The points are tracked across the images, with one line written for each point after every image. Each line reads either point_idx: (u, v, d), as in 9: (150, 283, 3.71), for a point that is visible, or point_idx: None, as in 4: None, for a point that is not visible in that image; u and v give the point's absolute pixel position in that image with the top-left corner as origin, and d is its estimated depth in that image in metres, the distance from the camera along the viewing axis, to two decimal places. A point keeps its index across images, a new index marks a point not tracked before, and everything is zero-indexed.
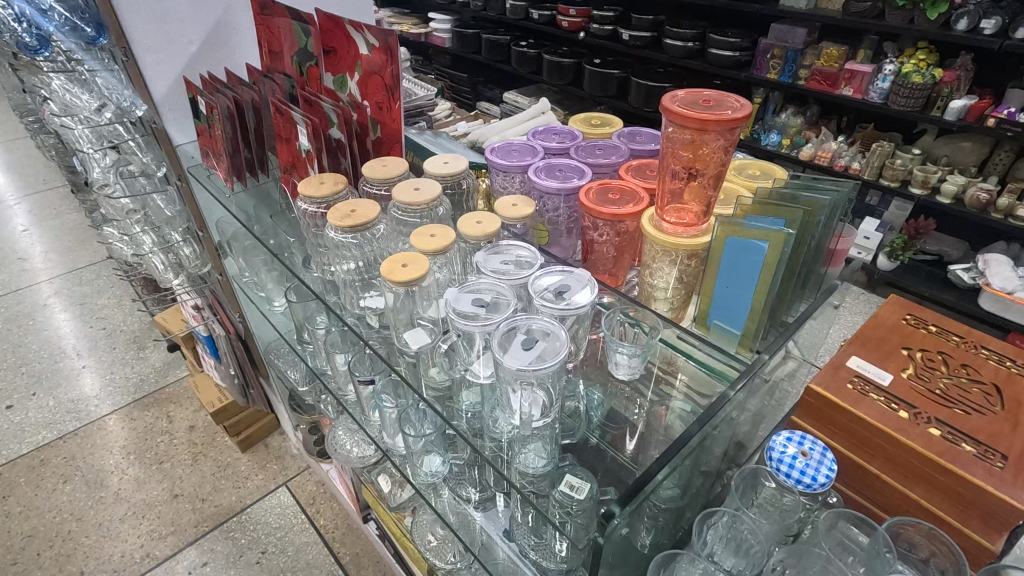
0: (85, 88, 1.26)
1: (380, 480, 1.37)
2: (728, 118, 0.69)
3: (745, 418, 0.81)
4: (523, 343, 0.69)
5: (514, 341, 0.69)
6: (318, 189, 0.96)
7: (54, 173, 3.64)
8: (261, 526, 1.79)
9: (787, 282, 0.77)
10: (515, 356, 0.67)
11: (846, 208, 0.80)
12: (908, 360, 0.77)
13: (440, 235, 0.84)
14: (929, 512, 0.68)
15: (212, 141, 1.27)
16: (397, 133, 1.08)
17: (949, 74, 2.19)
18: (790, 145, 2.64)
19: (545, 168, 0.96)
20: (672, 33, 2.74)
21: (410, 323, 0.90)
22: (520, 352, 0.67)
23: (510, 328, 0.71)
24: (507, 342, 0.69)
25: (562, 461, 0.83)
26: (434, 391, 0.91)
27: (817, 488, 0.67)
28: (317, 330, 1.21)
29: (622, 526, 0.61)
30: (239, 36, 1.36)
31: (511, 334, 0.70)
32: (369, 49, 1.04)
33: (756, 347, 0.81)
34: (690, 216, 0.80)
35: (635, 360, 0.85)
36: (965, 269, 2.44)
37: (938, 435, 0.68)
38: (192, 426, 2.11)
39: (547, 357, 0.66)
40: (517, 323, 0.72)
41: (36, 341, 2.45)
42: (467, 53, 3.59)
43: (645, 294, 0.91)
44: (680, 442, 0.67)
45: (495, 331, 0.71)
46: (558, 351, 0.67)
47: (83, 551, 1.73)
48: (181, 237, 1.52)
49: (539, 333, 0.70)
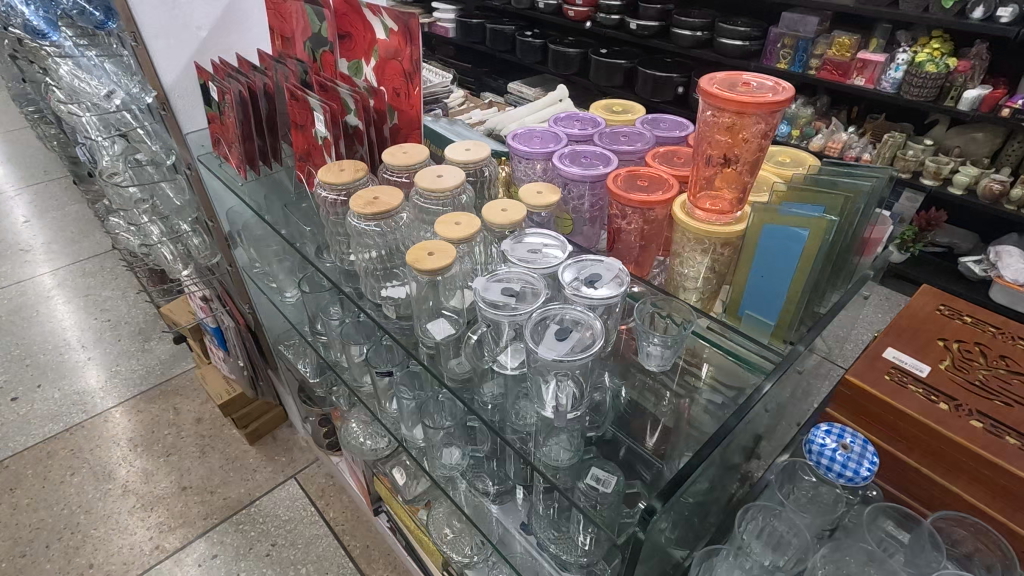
0: (92, 74, 1.21)
1: (394, 473, 1.35)
2: (770, 100, 0.67)
3: (773, 410, 0.80)
4: (558, 333, 0.67)
5: (548, 331, 0.67)
6: (339, 175, 0.93)
7: (54, 164, 3.60)
8: (270, 519, 1.78)
9: (822, 272, 0.75)
10: (549, 346, 0.65)
11: (883, 195, 0.79)
12: (945, 350, 0.75)
13: (464, 223, 0.82)
14: (973, 506, 0.67)
15: (223, 129, 1.25)
16: (416, 120, 1.05)
17: (963, 64, 2.16)
18: (799, 136, 2.60)
19: (569, 154, 0.94)
20: (681, 22, 2.67)
21: (433, 314, 0.88)
22: (554, 342, 0.66)
23: (541, 318, 0.69)
24: (540, 333, 0.67)
25: (586, 453, 0.82)
26: (455, 381, 0.88)
27: (859, 482, 0.65)
28: (330, 322, 1.19)
29: (659, 522, 0.60)
30: (250, 21, 1.35)
31: (543, 324, 0.68)
32: (387, 33, 1.02)
33: (790, 339, 0.79)
34: (723, 203, 0.78)
35: (667, 352, 0.84)
36: (976, 261, 2.42)
37: (980, 427, 0.66)
38: (199, 419, 2.09)
39: (580, 350, 0.64)
40: (550, 312, 0.70)
41: (40, 333, 2.43)
42: (471, 43, 3.53)
43: (673, 284, 0.89)
44: (717, 438, 0.66)
45: (527, 321, 0.69)
46: (593, 342, 0.66)
47: (92, 543, 1.72)
48: (190, 227, 1.50)
49: (572, 322, 0.68)
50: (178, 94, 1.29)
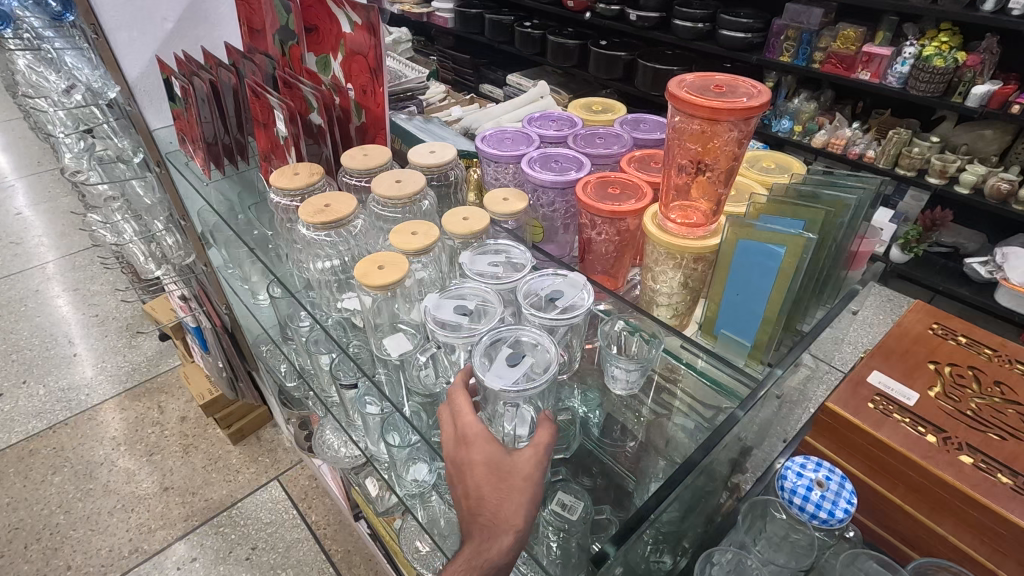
0: (52, 67, 1.17)
1: (368, 482, 1.30)
2: (743, 107, 0.61)
3: (752, 435, 0.74)
4: (510, 359, 0.62)
5: (500, 354, 0.63)
6: (292, 179, 0.89)
7: (48, 154, 3.56)
8: (251, 521, 1.74)
9: (802, 290, 0.70)
10: (498, 373, 0.60)
11: (872, 207, 0.73)
12: (935, 375, 0.70)
13: (421, 233, 0.77)
14: (958, 549, 0.62)
15: (189, 125, 1.20)
16: (381, 120, 1.00)
17: (973, 58, 2.06)
18: (801, 132, 2.51)
19: (540, 158, 0.89)
20: (681, 13, 2.58)
21: (391, 328, 0.83)
22: (504, 368, 0.61)
23: (494, 340, 0.65)
24: (491, 357, 0.63)
25: (554, 476, 0.79)
26: (421, 397, 0.84)
27: (835, 523, 0.62)
28: (300, 328, 1.13)
29: (616, 566, 0.56)
30: (219, 14, 1.30)
31: (495, 347, 0.64)
32: (352, 27, 0.96)
33: (767, 360, 0.74)
34: (697, 215, 0.73)
35: (633, 375, 0.79)
36: (982, 262, 2.35)
37: (970, 463, 0.61)
38: (184, 417, 2.06)
39: (530, 383, 0.59)
40: (501, 335, 0.66)
41: (28, 328, 2.40)
42: (469, 34, 3.43)
43: (646, 299, 0.84)
44: (684, 470, 0.61)
45: (477, 344, 0.65)
46: (546, 368, 0.62)
47: (70, 544, 1.69)
48: (163, 226, 1.43)
49: (528, 346, 0.64)
50: (143, 89, 1.27)
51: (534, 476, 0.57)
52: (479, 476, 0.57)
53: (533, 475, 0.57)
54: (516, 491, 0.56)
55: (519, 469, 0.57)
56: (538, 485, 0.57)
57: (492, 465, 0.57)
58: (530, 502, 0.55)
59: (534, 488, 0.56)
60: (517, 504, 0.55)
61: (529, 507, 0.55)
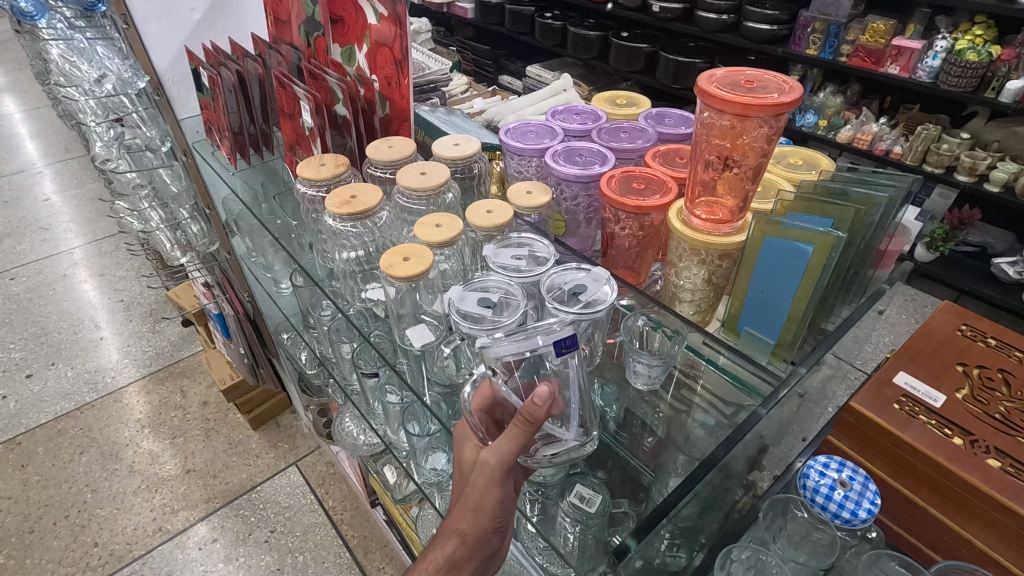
0: (84, 58, 1.20)
1: (386, 470, 1.32)
2: (773, 103, 0.61)
3: (774, 432, 0.74)
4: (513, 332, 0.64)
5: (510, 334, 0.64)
6: (318, 170, 0.90)
7: (75, 141, 3.62)
8: (271, 505, 1.78)
9: (829, 288, 0.70)
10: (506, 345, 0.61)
11: (902, 206, 0.72)
12: (964, 377, 0.68)
13: (446, 225, 0.77)
14: (984, 553, 0.62)
15: (215, 115, 1.22)
16: (405, 111, 1.01)
17: (1008, 52, 2.00)
18: (826, 127, 2.46)
19: (564, 152, 0.89)
20: (705, 4, 2.52)
21: (413, 318, 0.84)
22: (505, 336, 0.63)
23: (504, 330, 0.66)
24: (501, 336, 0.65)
25: (574, 468, 0.80)
26: (440, 388, 0.85)
27: (857, 523, 0.62)
28: (322, 316, 1.14)
29: (638, 559, 0.57)
30: (245, 5, 1.32)
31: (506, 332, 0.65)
32: (378, 19, 0.96)
33: (790, 359, 0.74)
34: (722, 211, 0.73)
35: (655, 371, 0.80)
36: (1011, 262, 2.29)
37: (997, 468, 0.60)
38: (205, 402, 2.10)
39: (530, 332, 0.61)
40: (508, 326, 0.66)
41: (56, 312, 2.46)
42: (490, 25, 3.41)
43: (669, 294, 0.84)
44: (705, 466, 0.62)
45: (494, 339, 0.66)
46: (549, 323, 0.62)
47: (97, 522, 1.74)
48: (188, 214, 1.46)
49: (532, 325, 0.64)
50: (172, 79, 1.28)
51: (482, 486, 0.61)
52: (457, 478, 0.66)
53: (479, 486, 0.61)
54: (467, 498, 0.63)
55: (472, 477, 0.62)
56: (487, 494, 0.61)
57: (463, 471, 0.65)
58: (479, 508, 0.62)
59: (483, 496, 0.61)
60: (466, 508, 0.63)
61: (476, 514, 0.62)
